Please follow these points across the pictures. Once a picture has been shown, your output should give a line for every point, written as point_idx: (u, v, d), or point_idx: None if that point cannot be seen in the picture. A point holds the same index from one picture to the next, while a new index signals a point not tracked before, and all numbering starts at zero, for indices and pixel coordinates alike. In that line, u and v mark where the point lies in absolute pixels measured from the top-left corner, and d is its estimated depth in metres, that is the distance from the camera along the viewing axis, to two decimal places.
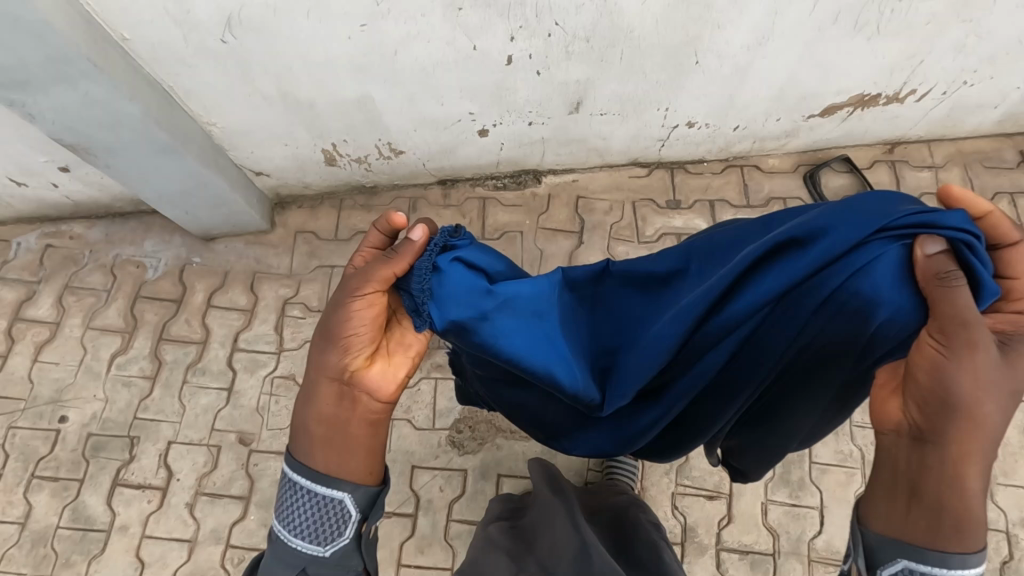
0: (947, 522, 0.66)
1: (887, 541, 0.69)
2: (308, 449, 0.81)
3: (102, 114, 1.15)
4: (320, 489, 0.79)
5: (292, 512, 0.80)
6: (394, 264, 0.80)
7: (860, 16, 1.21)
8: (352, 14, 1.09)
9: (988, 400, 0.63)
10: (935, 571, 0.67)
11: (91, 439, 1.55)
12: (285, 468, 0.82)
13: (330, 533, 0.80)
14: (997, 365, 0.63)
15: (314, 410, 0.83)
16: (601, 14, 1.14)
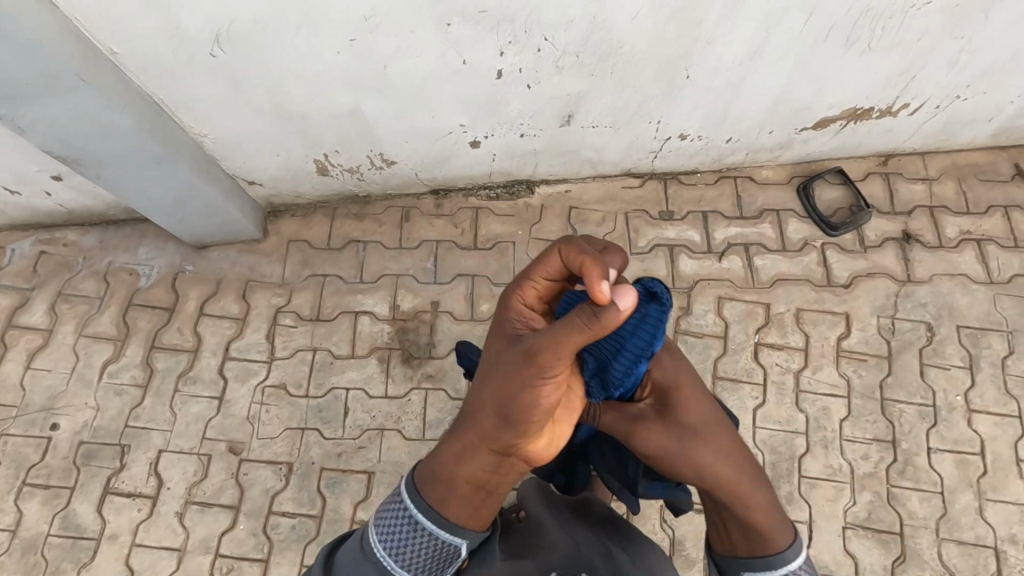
0: (755, 534, 0.79)
1: (731, 565, 0.81)
2: (448, 506, 0.78)
3: (93, 128, 1.16)
4: (444, 534, 0.78)
5: (404, 542, 0.78)
6: (586, 340, 0.64)
7: (852, 33, 1.20)
8: (341, 29, 1.09)
9: (692, 448, 0.79)
10: (763, 574, 0.79)
11: (83, 447, 1.56)
12: (409, 500, 0.79)
13: (438, 568, 0.81)
14: (659, 420, 0.81)
15: (465, 467, 0.76)
16: (591, 30, 1.14)
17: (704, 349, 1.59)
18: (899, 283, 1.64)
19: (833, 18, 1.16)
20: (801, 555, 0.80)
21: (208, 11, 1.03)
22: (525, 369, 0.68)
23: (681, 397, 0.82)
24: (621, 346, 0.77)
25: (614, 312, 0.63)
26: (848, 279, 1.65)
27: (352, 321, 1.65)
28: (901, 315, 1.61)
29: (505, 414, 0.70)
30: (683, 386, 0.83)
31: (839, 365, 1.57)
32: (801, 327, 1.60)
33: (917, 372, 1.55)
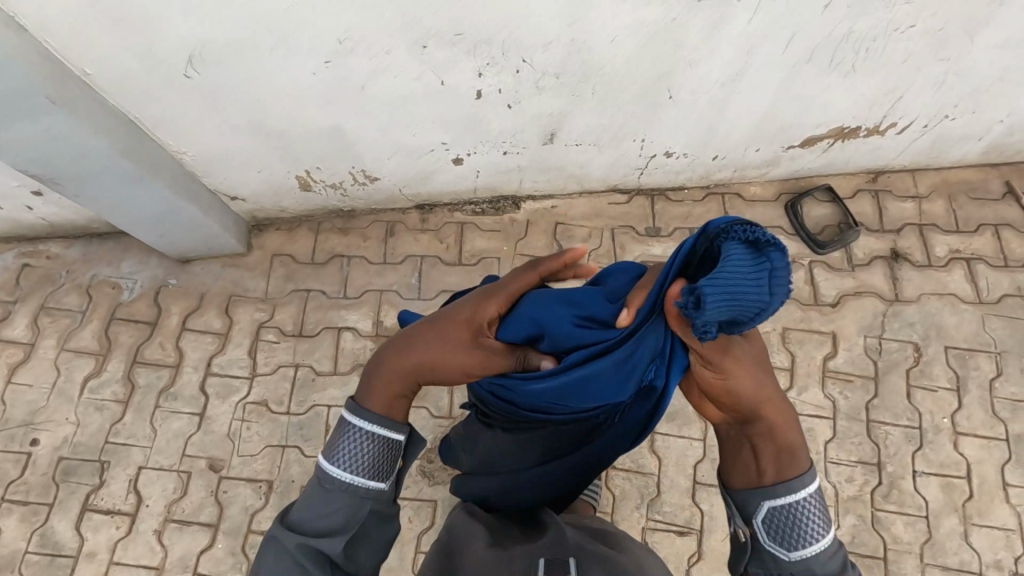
0: (784, 458, 0.78)
1: (752, 497, 0.78)
2: (387, 406, 0.84)
3: (65, 147, 1.14)
4: (389, 433, 0.84)
5: (355, 455, 0.83)
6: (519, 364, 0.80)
7: (836, 55, 1.19)
8: (316, 51, 1.07)
9: (762, 377, 0.73)
10: (790, 501, 0.77)
11: (62, 463, 1.55)
12: (354, 419, 0.83)
13: (388, 470, 0.84)
14: (745, 349, 0.72)
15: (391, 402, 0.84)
16: (570, 52, 1.12)
17: None
18: (887, 302, 1.62)
19: (815, 42, 1.15)
20: (817, 480, 0.78)
21: (180, 34, 1.01)
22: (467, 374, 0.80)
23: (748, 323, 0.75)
24: (736, 282, 0.57)
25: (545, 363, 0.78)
26: (835, 298, 1.63)
27: (334, 337, 1.64)
28: (888, 334, 1.59)
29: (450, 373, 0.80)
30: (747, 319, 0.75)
31: (825, 386, 1.55)
32: (787, 346, 1.58)
33: (904, 393, 1.54)
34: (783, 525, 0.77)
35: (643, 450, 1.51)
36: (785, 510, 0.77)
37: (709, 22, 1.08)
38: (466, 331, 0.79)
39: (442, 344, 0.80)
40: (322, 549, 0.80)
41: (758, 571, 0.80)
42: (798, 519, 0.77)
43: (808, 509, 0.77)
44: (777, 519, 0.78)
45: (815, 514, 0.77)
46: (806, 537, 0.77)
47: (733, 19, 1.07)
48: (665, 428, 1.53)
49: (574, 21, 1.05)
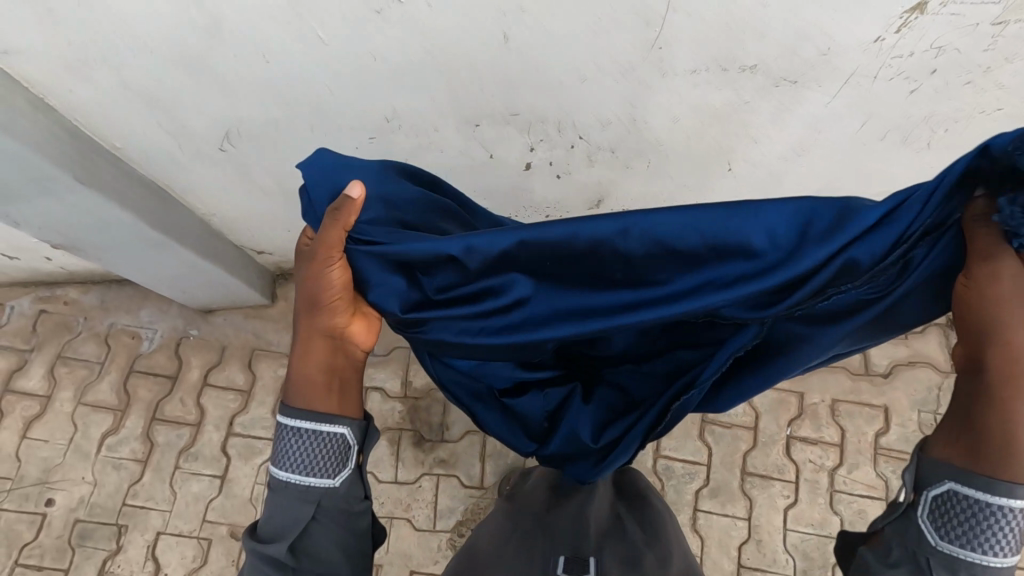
0: (994, 444, 0.60)
1: (936, 464, 0.64)
2: (305, 397, 0.77)
3: (93, 220, 1.07)
4: (323, 427, 0.76)
5: (297, 456, 0.76)
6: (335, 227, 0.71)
7: (910, 134, 1.11)
8: (359, 127, 0.99)
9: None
10: (980, 495, 0.60)
11: (78, 526, 1.49)
12: (285, 419, 0.76)
13: (333, 467, 0.76)
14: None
15: (302, 367, 0.78)
16: (628, 129, 1.04)
17: (733, 441, 1.50)
18: (943, 374, 1.54)
19: (891, 123, 1.06)
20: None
21: (215, 110, 0.93)
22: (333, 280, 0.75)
23: None
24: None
25: (348, 200, 0.69)
26: (887, 367, 1.55)
27: (361, 396, 1.57)
28: (943, 410, 1.51)
29: (318, 299, 0.76)
30: None
31: (877, 464, 1.48)
32: (837, 420, 1.51)
33: None
34: (953, 518, 0.62)
35: (686, 530, 1.44)
36: (970, 504, 0.61)
37: (781, 105, 1.00)
38: (300, 262, 0.76)
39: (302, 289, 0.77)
40: (272, 554, 0.74)
41: (892, 536, 0.68)
42: (981, 522, 0.61)
43: (1003, 521, 0.60)
44: (951, 507, 0.63)
45: (1011, 529, 0.60)
46: (978, 542, 0.61)
47: (808, 101, 0.99)
48: (708, 505, 1.46)
49: (636, 103, 0.97)
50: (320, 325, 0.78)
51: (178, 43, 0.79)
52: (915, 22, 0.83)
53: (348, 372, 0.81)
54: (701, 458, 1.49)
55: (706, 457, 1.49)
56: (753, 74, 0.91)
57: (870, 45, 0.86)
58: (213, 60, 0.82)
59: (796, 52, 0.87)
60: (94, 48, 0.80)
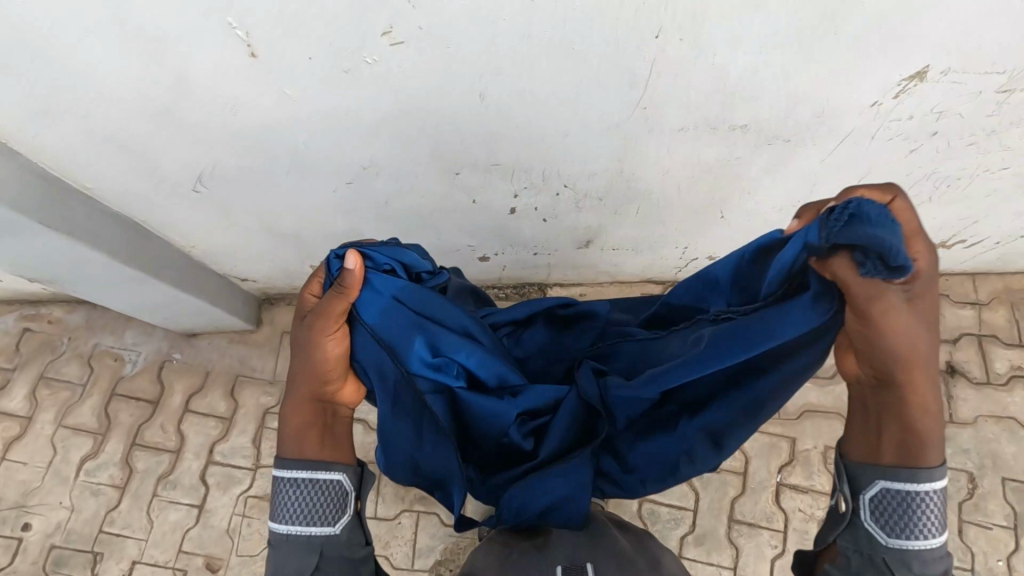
0: (911, 443, 0.65)
1: (870, 468, 0.67)
2: (298, 449, 0.76)
3: (64, 259, 1.05)
4: (320, 475, 0.76)
5: (295, 508, 0.75)
6: (336, 299, 0.76)
7: (912, 189, 1.06)
8: (337, 173, 0.95)
9: (920, 339, 0.61)
10: (909, 488, 0.65)
11: (54, 552, 1.48)
12: (280, 472, 0.76)
13: (333, 511, 0.76)
14: (908, 307, 0.60)
15: (295, 433, 0.77)
16: (616, 180, 1.00)
17: (721, 487, 1.46)
18: None
19: (891, 178, 1.02)
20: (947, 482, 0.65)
21: (188, 158, 0.91)
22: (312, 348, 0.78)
23: (917, 292, 0.61)
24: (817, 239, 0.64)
25: (350, 272, 0.76)
26: None
27: None
28: None
29: (314, 361, 0.78)
30: (930, 284, 0.61)
31: None
32: (829, 468, 1.48)
33: (955, 529, 1.42)
34: (893, 513, 0.65)
35: None
36: (901, 496, 0.65)
37: (774, 161, 0.96)
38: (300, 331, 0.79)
39: (293, 348, 0.79)
40: None
41: (846, 545, 0.69)
42: (912, 510, 0.65)
43: (926, 504, 0.65)
44: (887, 504, 0.66)
45: (937, 507, 0.65)
46: (914, 528, 0.65)
47: (802, 159, 0.95)
48: (693, 552, 1.43)
49: (624, 157, 0.93)
50: (311, 378, 0.78)
51: (140, 96, 0.76)
52: (913, 89, 0.78)
53: (337, 424, 0.82)
54: (688, 504, 1.46)
55: (693, 503, 1.46)
56: (744, 132, 0.87)
57: (867, 108, 0.82)
58: (182, 114, 0.79)
59: (789, 114, 0.83)
60: (60, 102, 0.77)
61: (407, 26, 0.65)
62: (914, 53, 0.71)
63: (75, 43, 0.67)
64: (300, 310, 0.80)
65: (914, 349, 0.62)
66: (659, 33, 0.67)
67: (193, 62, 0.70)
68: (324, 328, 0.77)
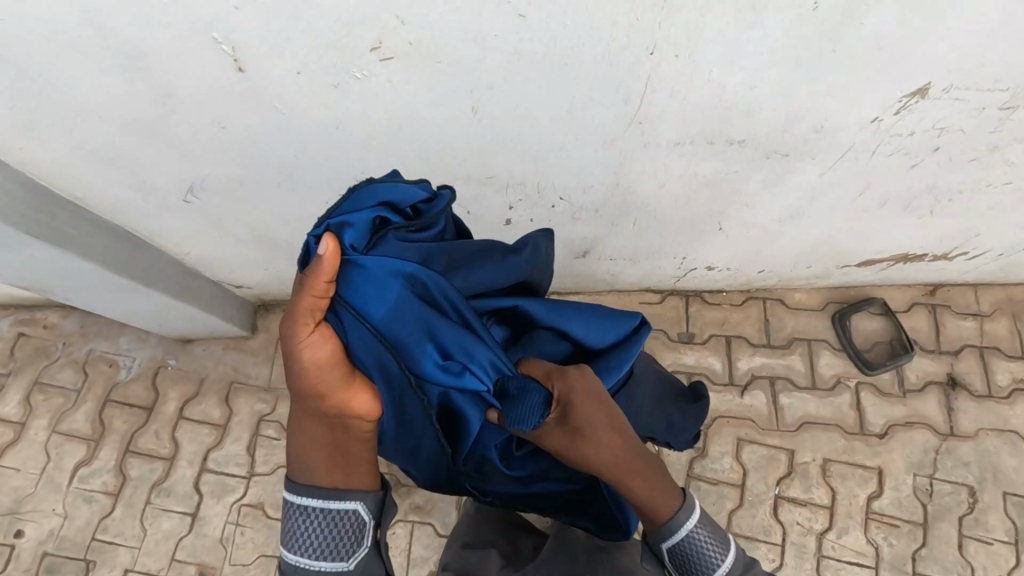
0: (651, 506, 0.76)
1: (649, 536, 0.77)
2: (306, 472, 0.71)
3: (56, 268, 1.04)
4: (334, 505, 0.70)
5: (307, 537, 0.70)
6: (306, 293, 0.65)
7: (912, 202, 1.05)
8: (329, 186, 0.94)
9: (606, 444, 0.73)
10: (678, 539, 0.75)
11: (46, 559, 1.47)
12: (291, 496, 0.71)
13: (349, 545, 0.71)
14: (590, 424, 0.73)
15: (302, 449, 0.71)
16: (612, 192, 0.98)
17: (718, 499, 1.45)
18: (941, 437, 1.48)
19: (890, 192, 1.00)
20: (695, 515, 0.76)
21: (178, 170, 0.89)
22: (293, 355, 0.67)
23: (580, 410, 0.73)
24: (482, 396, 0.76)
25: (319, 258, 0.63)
26: (883, 428, 1.49)
27: None
28: (940, 474, 1.45)
29: (297, 372, 0.68)
30: (578, 399, 0.72)
31: (867, 530, 1.43)
32: (828, 481, 1.46)
33: (955, 544, 1.41)
34: (685, 562, 0.76)
35: None
36: (682, 548, 0.76)
37: (772, 174, 0.94)
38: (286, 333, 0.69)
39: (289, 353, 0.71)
40: None
41: None
42: (693, 553, 0.76)
43: (697, 540, 0.76)
44: (678, 557, 0.76)
45: (706, 537, 0.76)
46: (705, 566, 0.75)
47: (800, 172, 0.93)
48: None
49: (619, 170, 0.91)
50: (300, 391, 0.69)
51: (128, 110, 0.75)
52: (915, 105, 0.76)
53: (354, 443, 0.73)
54: None
55: None
56: (741, 147, 0.85)
57: (867, 123, 0.80)
58: (170, 128, 0.78)
59: (787, 129, 0.81)
60: (45, 116, 0.76)
61: (395, 41, 0.63)
62: (914, 70, 0.70)
63: (57, 60, 0.66)
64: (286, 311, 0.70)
65: (613, 452, 0.74)
66: (653, 49, 0.65)
67: (179, 77, 0.69)
68: (292, 334, 0.66)
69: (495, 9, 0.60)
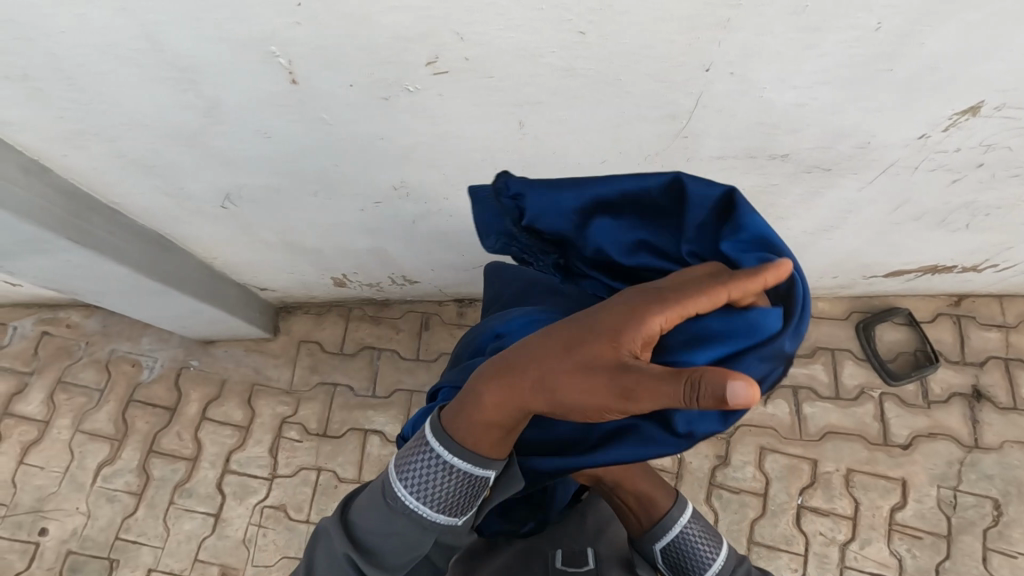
0: (642, 504, 0.84)
1: (641, 541, 0.83)
2: (466, 439, 0.62)
3: (91, 272, 1.04)
4: (478, 470, 0.63)
5: (427, 485, 0.64)
6: (667, 400, 0.45)
7: (947, 217, 1.04)
8: (365, 195, 0.94)
9: None
10: (675, 531, 0.81)
11: (70, 558, 1.48)
12: (435, 443, 0.63)
13: (465, 508, 0.65)
14: None
15: (477, 421, 0.61)
16: None
17: (741, 508, 1.45)
18: (965, 449, 1.47)
19: (926, 208, 1.00)
20: (686, 509, 0.83)
21: (217, 178, 0.89)
22: (610, 389, 0.50)
23: None
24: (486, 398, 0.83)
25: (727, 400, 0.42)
26: (906, 439, 1.49)
27: (360, 440, 1.52)
28: (964, 486, 1.45)
29: (578, 402, 0.53)
30: None
31: (890, 541, 1.42)
32: (851, 491, 1.46)
33: (979, 557, 1.40)
34: (678, 559, 0.80)
35: None
36: (675, 544, 0.81)
37: (811, 188, 0.93)
38: (607, 349, 0.51)
39: (576, 353, 0.53)
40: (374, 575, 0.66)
41: None
42: (687, 550, 0.80)
43: (690, 538, 0.81)
44: (672, 554, 0.81)
45: (699, 535, 0.81)
46: (699, 563, 0.79)
47: (839, 187, 0.93)
48: None
49: None
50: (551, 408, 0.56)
51: (175, 121, 0.75)
52: (964, 122, 0.76)
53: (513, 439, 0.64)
54: None
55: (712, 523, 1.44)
56: (784, 161, 0.85)
57: (913, 140, 0.80)
58: (214, 138, 0.78)
59: (832, 145, 0.81)
60: (90, 126, 0.76)
61: (451, 57, 0.63)
62: (967, 91, 0.69)
63: (110, 72, 0.66)
64: (618, 352, 0.51)
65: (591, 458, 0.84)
66: (708, 67, 0.65)
67: (227, 89, 0.69)
68: (621, 399, 0.49)
69: (555, 29, 0.59)
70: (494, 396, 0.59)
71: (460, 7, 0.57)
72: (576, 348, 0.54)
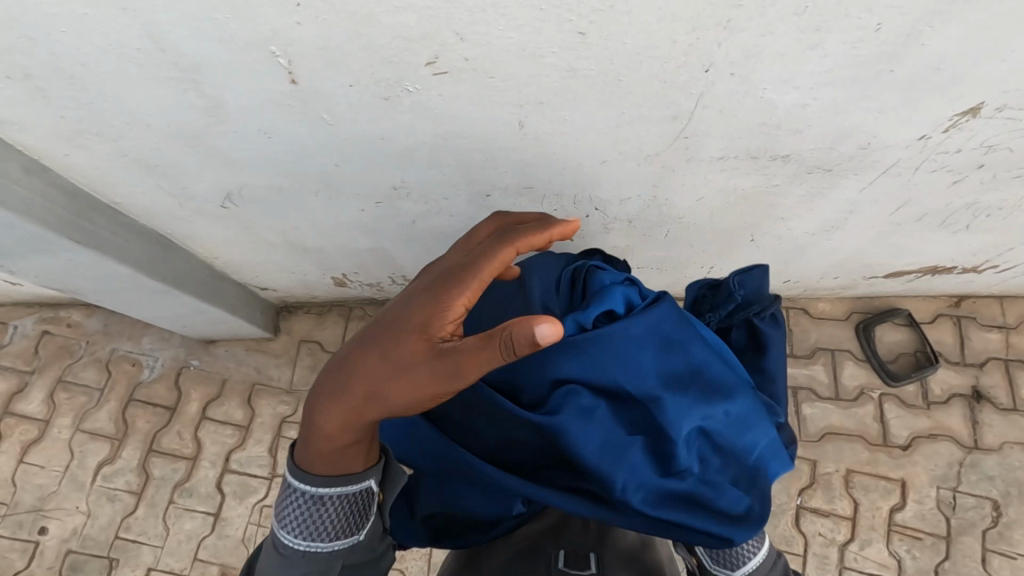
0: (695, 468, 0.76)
1: None
2: (329, 456, 0.71)
3: (91, 271, 1.04)
4: (351, 487, 0.72)
5: (307, 521, 0.70)
6: (488, 360, 0.61)
7: (948, 218, 1.04)
8: (365, 194, 0.94)
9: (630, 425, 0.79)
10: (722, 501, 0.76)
11: (70, 557, 1.48)
12: (296, 481, 0.71)
13: (353, 521, 0.72)
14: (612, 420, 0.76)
15: (331, 428, 0.69)
16: (649, 205, 0.98)
17: None
18: (966, 450, 1.47)
19: (927, 209, 1.00)
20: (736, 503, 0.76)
21: (218, 177, 0.89)
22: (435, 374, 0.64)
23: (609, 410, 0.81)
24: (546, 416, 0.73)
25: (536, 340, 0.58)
26: (907, 440, 1.49)
27: None
28: (965, 487, 1.45)
29: (408, 392, 0.66)
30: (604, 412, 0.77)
31: (890, 542, 1.42)
32: (851, 492, 1.46)
33: (979, 558, 1.40)
34: (723, 552, 0.75)
35: None
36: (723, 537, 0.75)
37: (812, 189, 0.93)
38: (416, 344, 0.66)
39: (400, 355, 0.67)
40: None
41: None
42: (732, 541, 0.75)
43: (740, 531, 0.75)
44: (718, 548, 0.75)
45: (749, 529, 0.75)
46: (742, 556, 0.74)
47: (841, 188, 0.93)
48: None
49: (658, 183, 0.90)
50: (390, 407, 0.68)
51: (177, 121, 0.75)
52: (965, 124, 0.76)
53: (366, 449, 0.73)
54: None
55: None
56: (785, 162, 0.85)
57: (915, 141, 0.80)
58: (215, 138, 0.78)
59: (834, 146, 0.81)
60: (92, 126, 0.76)
61: (452, 57, 0.63)
62: (969, 92, 0.69)
63: (111, 71, 0.66)
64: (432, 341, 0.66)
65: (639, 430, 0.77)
66: (710, 67, 0.65)
67: (230, 89, 0.69)
68: (447, 381, 0.64)
69: (557, 29, 0.59)
70: (338, 399, 0.69)
71: (463, 6, 0.57)
72: (381, 347, 0.68)
